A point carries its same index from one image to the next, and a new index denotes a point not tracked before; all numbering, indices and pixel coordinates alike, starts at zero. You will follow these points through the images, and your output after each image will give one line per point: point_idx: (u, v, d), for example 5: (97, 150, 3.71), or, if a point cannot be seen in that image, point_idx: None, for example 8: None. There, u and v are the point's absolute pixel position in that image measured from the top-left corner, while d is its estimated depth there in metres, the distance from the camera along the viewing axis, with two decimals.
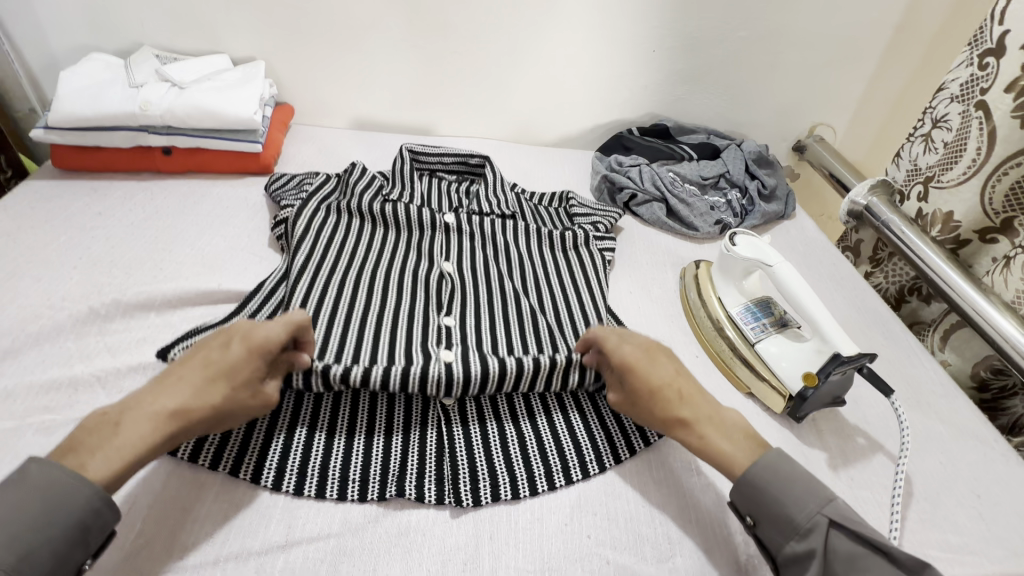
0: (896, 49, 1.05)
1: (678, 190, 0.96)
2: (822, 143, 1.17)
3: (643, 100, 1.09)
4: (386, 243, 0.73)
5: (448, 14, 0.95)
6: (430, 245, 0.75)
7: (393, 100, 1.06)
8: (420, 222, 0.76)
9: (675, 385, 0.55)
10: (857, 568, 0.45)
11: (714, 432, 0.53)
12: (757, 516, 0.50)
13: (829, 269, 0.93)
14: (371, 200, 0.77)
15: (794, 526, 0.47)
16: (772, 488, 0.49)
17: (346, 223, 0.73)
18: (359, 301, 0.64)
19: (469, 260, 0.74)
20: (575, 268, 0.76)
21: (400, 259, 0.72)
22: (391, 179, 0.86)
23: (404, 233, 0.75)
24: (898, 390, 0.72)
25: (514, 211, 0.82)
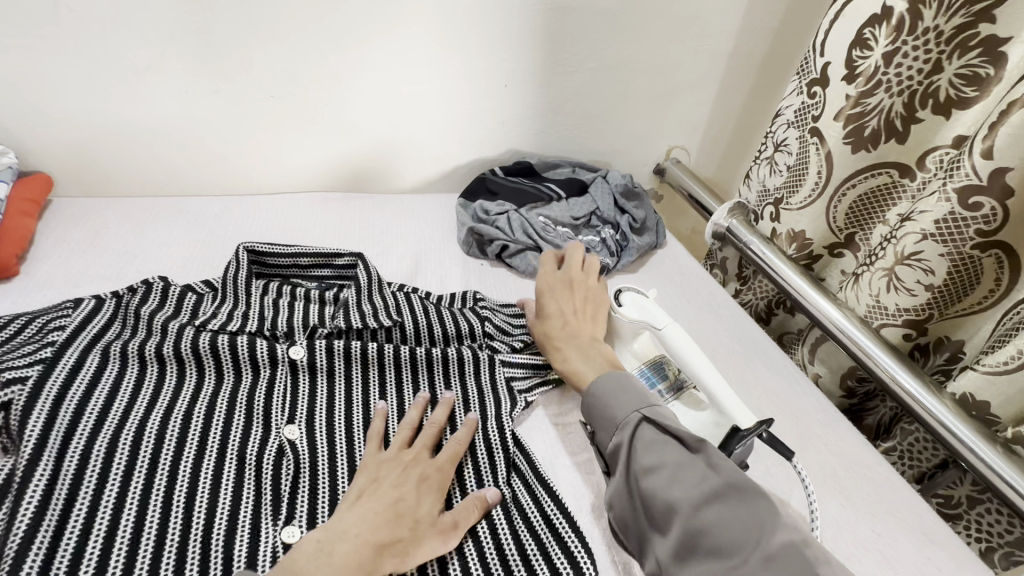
0: (732, 75, 1.09)
1: (551, 234, 0.88)
2: (680, 165, 1.18)
3: (503, 136, 1.01)
4: (202, 399, 0.56)
5: (254, 53, 0.78)
6: (266, 393, 0.59)
7: (203, 158, 0.86)
8: (253, 358, 0.60)
9: (565, 313, 0.67)
10: (652, 448, 0.50)
11: (577, 353, 0.63)
12: (593, 423, 0.56)
13: (706, 299, 0.92)
14: (180, 340, 0.59)
15: (614, 422, 0.53)
16: (604, 394, 0.56)
17: (140, 376, 0.56)
18: (152, 523, 0.47)
19: (322, 417, 0.58)
20: (475, 395, 0.64)
21: (223, 425, 0.54)
22: (221, 292, 0.69)
23: (228, 379, 0.59)
24: (790, 428, 0.72)
25: (398, 321, 0.67)
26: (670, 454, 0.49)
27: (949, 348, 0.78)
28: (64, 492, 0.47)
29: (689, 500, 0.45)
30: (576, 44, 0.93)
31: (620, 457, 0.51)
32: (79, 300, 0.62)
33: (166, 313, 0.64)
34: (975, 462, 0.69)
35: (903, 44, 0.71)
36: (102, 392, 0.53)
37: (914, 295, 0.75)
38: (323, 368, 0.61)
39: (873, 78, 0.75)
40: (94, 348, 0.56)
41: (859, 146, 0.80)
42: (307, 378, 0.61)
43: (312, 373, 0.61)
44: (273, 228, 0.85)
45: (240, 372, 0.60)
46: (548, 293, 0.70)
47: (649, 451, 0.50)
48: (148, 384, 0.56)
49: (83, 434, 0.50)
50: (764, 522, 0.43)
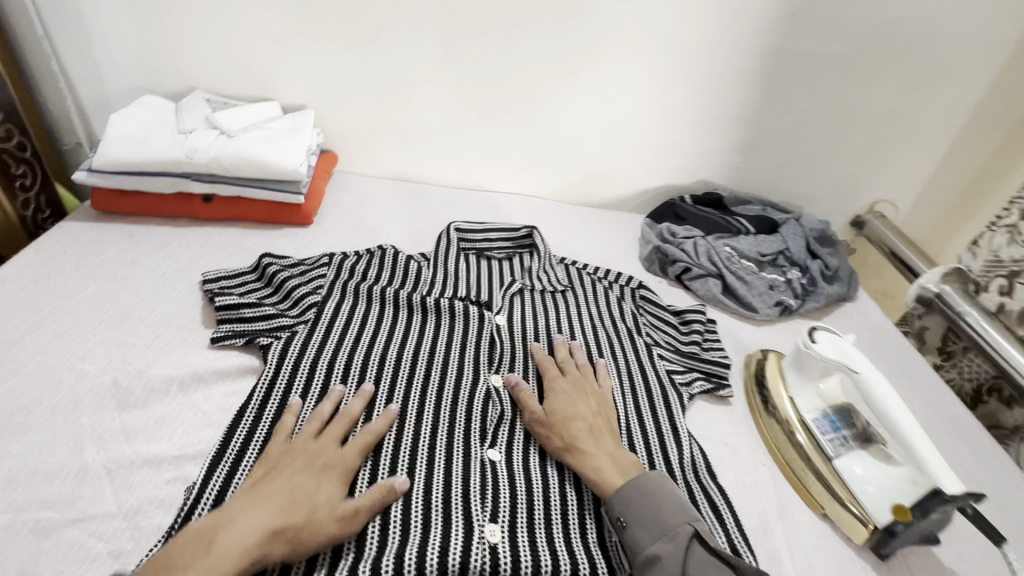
0: (969, 132, 1.00)
1: (736, 266, 0.90)
2: (883, 220, 1.10)
3: (697, 167, 1.04)
4: (426, 332, 0.70)
5: (502, 72, 0.93)
6: (477, 340, 0.70)
7: (439, 155, 1.04)
8: (465, 314, 0.73)
9: (587, 419, 0.60)
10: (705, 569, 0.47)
11: (604, 460, 0.56)
12: (628, 518, 0.52)
13: (900, 363, 0.85)
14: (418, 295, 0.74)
15: (663, 526, 0.50)
16: (648, 498, 0.52)
17: (382, 312, 0.71)
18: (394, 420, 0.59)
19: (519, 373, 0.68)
20: (643, 378, 0.70)
21: (442, 353, 0.67)
22: (432, 260, 0.84)
23: (445, 317, 0.72)
24: (998, 524, 0.62)
25: (566, 285, 0.83)
26: None
27: None
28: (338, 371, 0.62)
29: None
30: (793, 86, 0.94)
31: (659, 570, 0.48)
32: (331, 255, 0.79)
33: (402, 270, 0.80)
34: None
35: None
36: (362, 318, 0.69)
37: None
38: (517, 330, 0.74)
39: None
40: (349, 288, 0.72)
41: None
42: (508, 337, 0.72)
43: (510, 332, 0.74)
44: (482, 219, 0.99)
45: (451, 317, 0.72)
46: (562, 393, 0.63)
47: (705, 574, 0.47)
48: (389, 316, 0.70)
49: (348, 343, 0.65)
50: None
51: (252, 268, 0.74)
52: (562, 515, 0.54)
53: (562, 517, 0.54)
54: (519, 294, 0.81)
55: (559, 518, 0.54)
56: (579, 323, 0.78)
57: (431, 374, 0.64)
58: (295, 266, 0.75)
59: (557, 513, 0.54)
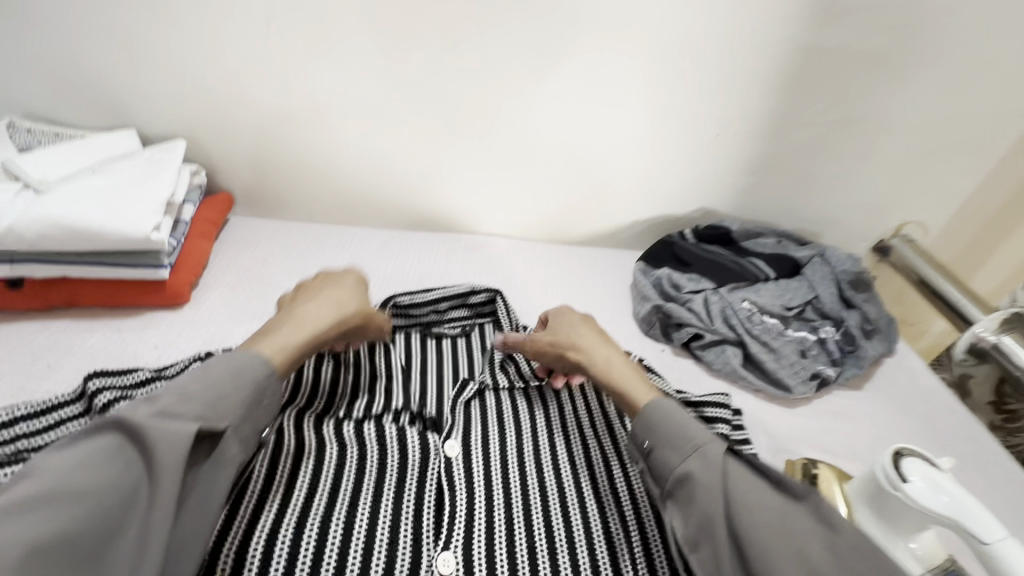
0: (1022, 142, 0.83)
1: (758, 328, 0.70)
2: (912, 245, 0.93)
3: (698, 193, 0.84)
4: (343, 487, 0.47)
5: (445, 82, 0.69)
6: (417, 492, 0.48)
7: (374, 190, 0.80)
8: (403, 447, 0.51)
9: (604, 342, 0.57)
10: (746, 482, 0.42)
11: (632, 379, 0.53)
12: (653, 440, 0.47)
13: (968, 447, 0.67)
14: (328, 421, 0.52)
15: (689, 445, 0.45)
16: (674, 419, 0.47)
17: (275, 458, 0.47)
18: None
19: (483, 542, 0.46)
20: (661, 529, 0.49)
21: (365, 525, 0.44)
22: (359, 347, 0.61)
23: (372, 456, 0.50)
24: None
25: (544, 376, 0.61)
26: (773, 498, 0.42)
27: None
28: None
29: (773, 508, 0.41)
30: (817, 92, 0.74)
31: (698, 483, 0.43)
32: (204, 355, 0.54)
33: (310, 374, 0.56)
34: None
35: None
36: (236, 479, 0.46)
37: None
38: (478, 464, 0.52)
39: None
40: None
41: None
42: (463, 478, 0.50)
43: (468, 467, 0.51)
44: (432, 274, 0.77)
45: (383, 455, 0.50)
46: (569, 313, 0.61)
47: (747, 487, 0.42)
48: (283, 467, 0.48)
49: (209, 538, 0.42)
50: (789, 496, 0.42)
51: (76, 394, 0.50)
52: None
53: None
54: (479, 395, 0.59)
55: None
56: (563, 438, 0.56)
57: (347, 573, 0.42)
58: (147, 386, 0.50)
59: None
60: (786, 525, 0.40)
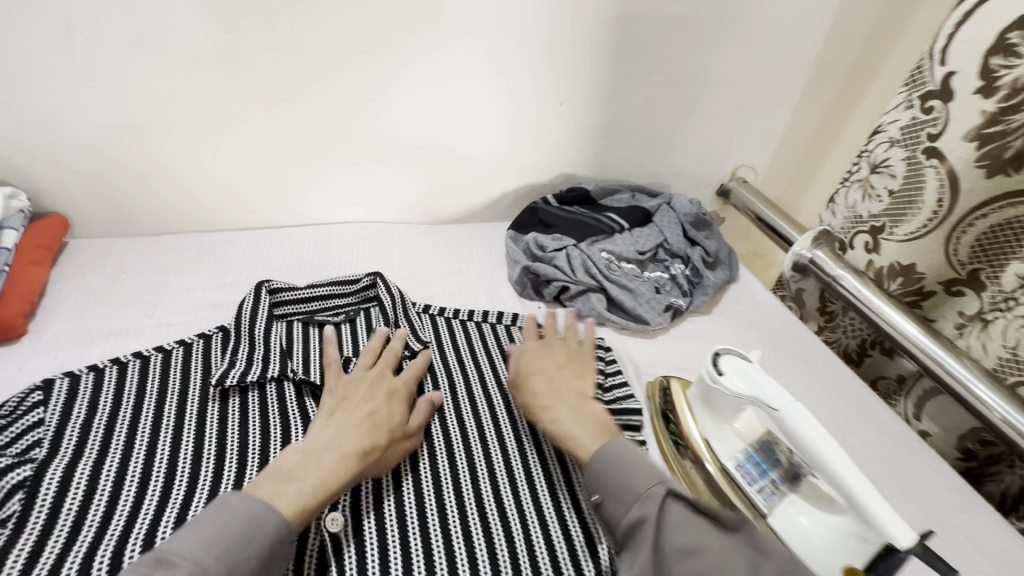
0: (815, 86, 0.97)
1: (616, 274, 0.78)
2: (746, 186, 1.06)
3: (556, 160, 0.91)
4: (224, 476, 0.49)
5: (289, 76, 0.69)
6: None
7: (232, 192, 0.78)
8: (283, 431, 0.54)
9: (549, 374, 0.59)
10: (683, 529, 0.41)
11: (569, 415, 0.54)
12: (602, 493, 0.47)
13: (795, 346, 0.79)
14: (206, 425, 0.53)
15: (631, 492, 0.45)
16: (614, 465, 0.47)
17: (149, 466, 0.49)
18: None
19: (368, 498, 0.50)
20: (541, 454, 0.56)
21: None
22: (236, 341, 0.61)
23: (252, 441, 0.52)
24: (919, 521, 0.58)
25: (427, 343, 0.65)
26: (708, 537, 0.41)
27: None
28: None
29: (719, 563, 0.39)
30: (641, 58, 0.82)
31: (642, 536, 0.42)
32: (49, 381, 0.53)
33: (184, 377, 0.57)
34: None
35: None
36: (105, 494, 0.46)
37: None
38: None
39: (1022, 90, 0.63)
40: (84, 446, 0.49)
41: (996, 170, 0.68)
42: None
43: None
44: (306, 267, 0.76)
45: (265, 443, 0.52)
46: (536, 351, 0.63)
47: (682, 531, 0.41)
48: (157, 473, 0.49)
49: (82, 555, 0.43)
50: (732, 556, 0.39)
51: None
52: None
53: None
54: None
55: None
56: (448, 394, 0.61)
57: None
58: None
59: None
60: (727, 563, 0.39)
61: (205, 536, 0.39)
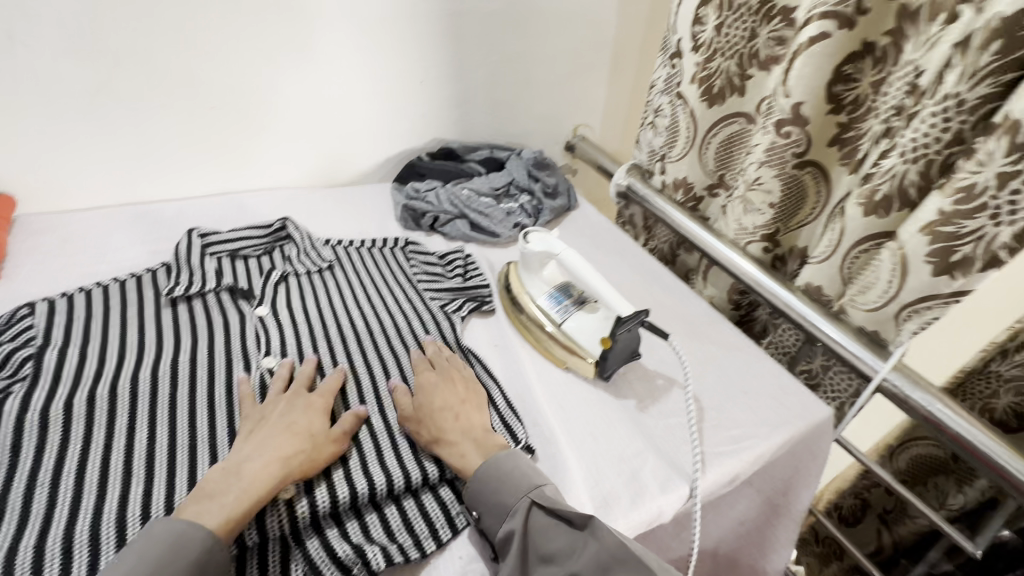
0: (619, 58, 1.28)
1: (475, 204, 1.04)
2: (586, 141, 1.34)
3: (426, 127, 1.15)
4: (185, 347, 0.68)
5: (194, 69, 0.89)
6: (241, 339, 0.71)
7: (154, 170, 0.96)
8: (225, 321, 0.74)
9: (454, 407, 0.64)
10: (547, 538, 0.53)
11: (469, 444, 0.61)
12: (478, 511, 0.57)
13: (614, 244, 1.07)
14: (163, 323, 0.72)
15: (505, 509, 0.55)
16: (493, 480, 0.57)
17: (125, 345, 0.67)
18: (162, 434, 0.58)
19: (293, 351, 0.71)
20: (418, 317, 0.80)
21: (207, 361, 0.67)
22: (176, 268, 0.79)
23: (202, 326, 0.72)
24: (677, 329, 0.87)
25: (330, 262, 0.87)
26: (565, 540, 0.52)
27: (798, 256, 0.96)
28: (84, 405, 0.58)
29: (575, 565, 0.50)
30: (476, 42, 1.09)
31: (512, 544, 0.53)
32: (32, 305, 0.70)
33: (139, 296, 0.75)
34: (824, 338, 0.82)
35: (727, 19, 0.91)
36: (93, 363, 0.64)
37: (763, 213, 0.92)
38: (285, 317, 0.76)
39: (710, 47, 0.94)
40: (68, 337, 0.66)
41: (714, 102, 0.99)
42: (274, 326, 0.74)
43: (277, 320, 0.76)
44: (225, 220, 0.96)
45: (212, 329, 0.72)
46: (431, 387, 0.66)
47: (545, 540, 0.53)
48: (131, 349, 0.67)
49: (84, 388, 0.60)
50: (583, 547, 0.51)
51: None
52: (367, 441, 0.62)
53: (362, 444, 0.61)
54: (284, 281, 0.82)
55: (357, 442, 0.61)
56: (351, 290, 0.84)
57: (202, 381, 0.64)
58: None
59: (362, 444, 0.61)
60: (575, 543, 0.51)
61: (144, 558, 0.46)
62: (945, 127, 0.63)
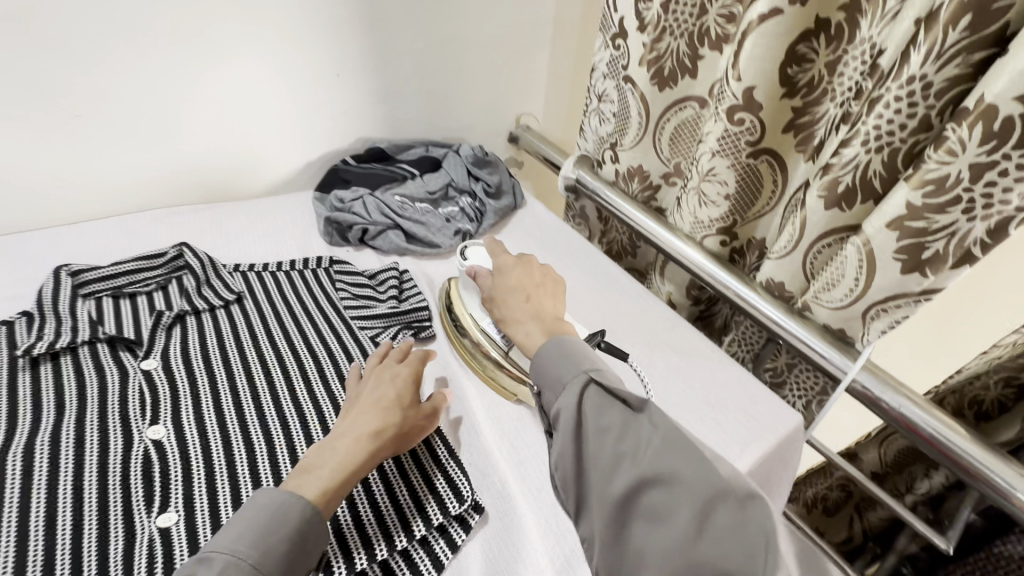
0: (560, 39, 1.18)
1: (409, 211, 0.93)
2: (530, 131, 1.25)
3: (349, 126, 1.02)
4: (45, 420, 0.55)
5: (47, 69, 0.73)
6: (121, 401, 0.58)
7: (14, 193, 0.80)
8: (100, 378, 0.60)
9: (523, 291, 0.61)
10: (603, 415, 0.45)
11: (529, 321, 0.58)
12: (538, 387, 0.52)
13: (565, 246, 0.98)
14: (18, 388, 0.58)
15: (561, 384, 0.49)
16: (555, 357, 0.52)
17: None
18: (6, 548, 0.45)
19: (189, 409, 0.59)
20: (345, 353, 0.69)
21: (73, 435, 0.54)
22: (37, 317, 0.65)
23: (69, 388, 0.58)
24: (636, 340, 0.80)
25: (238, 293, 0.74)
26: (619, 418, 0.45)
27: (756, 248, 0.91)
28: None
29: (637, 445, 0.43)
30: (397, 26, 0.96)
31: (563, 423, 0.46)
32: None
33: None
34: (789, 338, 0.77)
35: None
36: None
37: (720, 205, 0.85)
38: (179, 366, 0.63)
39: (658, 26, 0.86)
40: None
41: (664, 85, 0.91)
42: (165, 379, 0.61)
43: (169, 371, 0.63)
44: (110, 249, 0.81)
45: (81, 391, 0.58)
46: (512, 272, 0.64)
47: (601, 414, 0.45)
48: None
49: None
50: (636, 430, 0.44)
51: None
52: None
53: None
54: (180, 322, 0.69)
55: None
56: (264, 325, 0.71)
57: (64, 464, 0.51)
58: None
59: None
60: (630, 429, 0.44)
61: (247, 532, 0.44)
62: (910, 112, 0.57)
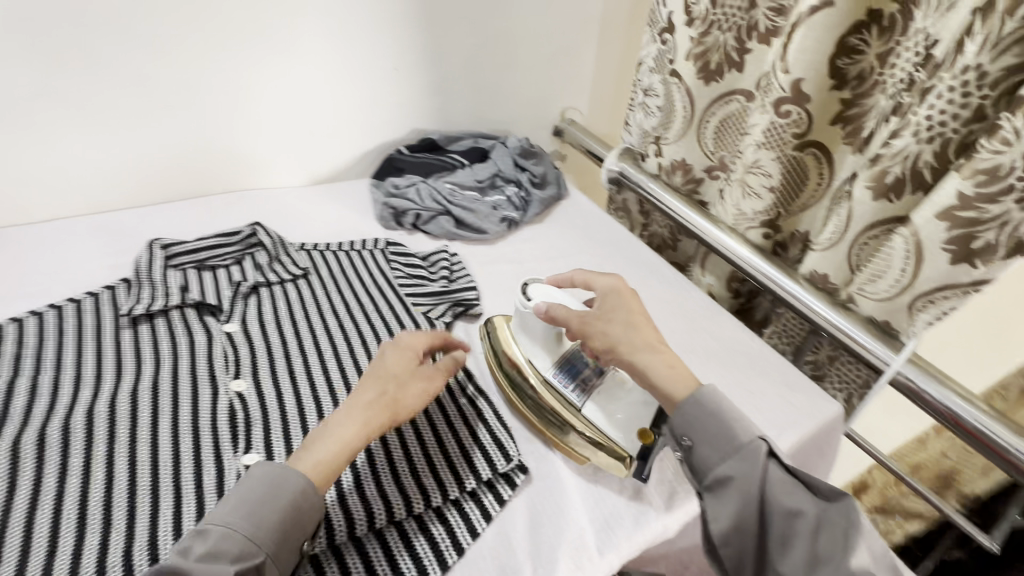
0: (607, 35, 1.21)
1: (459, 199, 0.98)
2: (574, 125, 1.28)
3: (404, 118, 1.08)
4: (147, 371, 0.63)
5: (145, 65, 0.82)
6: (208, 357, 0.65)
7: (114, 176, 0.90)
8: (190, 338, 0.68)
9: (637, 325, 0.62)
10: (785, 491, 0.50)
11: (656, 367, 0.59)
12: (693, 439, 0.55)
13: (608, 236, 1.01)
14: (123, 343, 0.66)
15: (729, 445, 0.53)
16: (713, 414, 0.55)
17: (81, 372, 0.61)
18: (121, 473, 0.52)
19: (266, 368, 0.65)
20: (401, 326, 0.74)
21: (170, 384, 0.61)
22: (135, 283, 0.73)
23: (165, 345, 0.66)
24: (677, 326, 0.82)
25: (305, 269, 0.81)
26: (807, 501, 0.50)
27: (799, 241, 0.91)
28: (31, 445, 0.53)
29: (809, 511, 0.49)
30: (452, 23, 1.01)
31: (737, 491, 0.51)
32: None
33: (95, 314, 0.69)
34: (829, 328, 0.77)
35: None
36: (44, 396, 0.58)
37: (762, 198, 0.86)
38: (256, 330, 0.70)
39: (706, 19, 0.89)
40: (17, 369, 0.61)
41: (710, 79, 0.93)
42: (245, 342, 0.68)
43: (248, 334, 0.70)
44: (193, 228, 0.90)
45: (175, 348, 0.66)
46: (614, 308, 0.64)
47: (786, 493, 0.50)
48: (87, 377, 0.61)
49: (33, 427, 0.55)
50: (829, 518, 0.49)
51: None
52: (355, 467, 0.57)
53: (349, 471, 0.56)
54: (255, 293, 0.77)
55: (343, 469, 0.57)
56: (328, 298, 0.78)
57: (164, 408, 0.58)
58: None
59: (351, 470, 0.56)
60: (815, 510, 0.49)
61: (242, 508, 0.47)
62: (964, 102, 0.58)
